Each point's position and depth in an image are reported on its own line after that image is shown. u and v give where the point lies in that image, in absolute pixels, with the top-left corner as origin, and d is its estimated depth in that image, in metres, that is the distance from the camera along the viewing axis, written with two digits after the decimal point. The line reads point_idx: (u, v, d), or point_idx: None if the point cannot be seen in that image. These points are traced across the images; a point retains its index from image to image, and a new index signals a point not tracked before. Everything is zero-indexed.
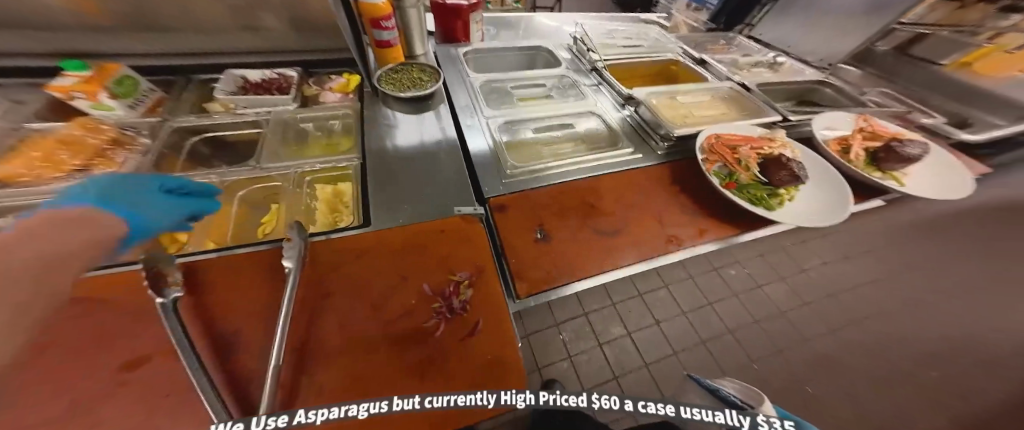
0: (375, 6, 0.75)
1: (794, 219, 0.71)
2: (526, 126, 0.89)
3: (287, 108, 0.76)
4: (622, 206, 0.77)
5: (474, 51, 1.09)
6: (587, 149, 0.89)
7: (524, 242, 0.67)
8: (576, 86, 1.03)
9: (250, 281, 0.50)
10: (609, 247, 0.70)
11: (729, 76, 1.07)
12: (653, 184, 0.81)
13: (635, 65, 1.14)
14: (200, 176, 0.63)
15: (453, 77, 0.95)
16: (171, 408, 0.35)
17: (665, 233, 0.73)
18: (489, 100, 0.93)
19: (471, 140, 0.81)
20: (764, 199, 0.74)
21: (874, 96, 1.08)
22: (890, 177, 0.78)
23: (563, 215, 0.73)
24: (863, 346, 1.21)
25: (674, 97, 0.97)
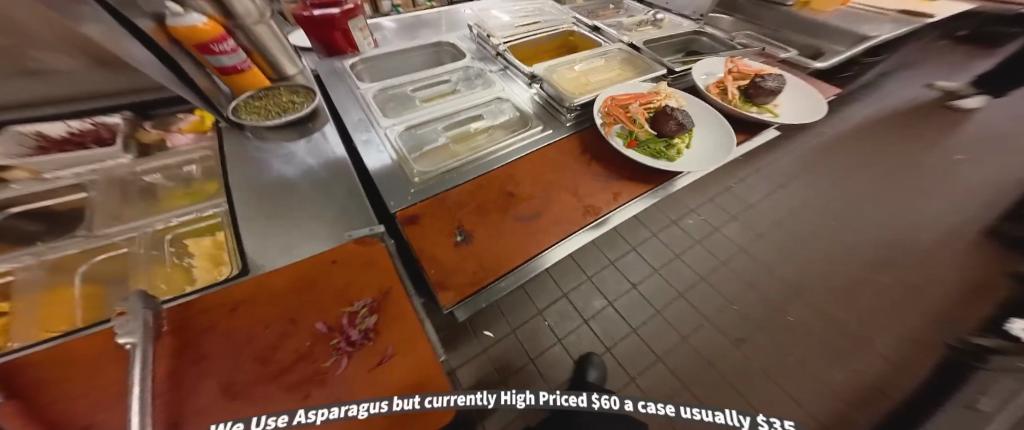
0: (196, 29, 0.57)
1: (692, 165, 0.75)
2: (433, 127, 0.83)
3: (119, 161, 0.62)
4: (540, 188, 0.75)
5: (363, 61, 0.99)
6: (499, 137, 0.85)
7: (443, 247, 0.62)
8: (482, 75, 0.99)
9: (75, 365, 0.37)
10: (531, 232, 0.68)
11: (620, 38, 1.13)
12: (566, 159, 0.81)
13: (537, 41, 1.16)
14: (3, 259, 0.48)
15: (342, 91, 0.86)
16: None
17: (583, 204, 0.73)
18: (386, 109, 0.85)
19: (370, 156, 0.73)
20: (663, 151, 0.77)
21: (743, 39, 1.19)
22: (765, 108, 0.85)
23: (482, 210, 0.69)
24: (707, 260, 2.01)
25: (572, 67, 1.00)
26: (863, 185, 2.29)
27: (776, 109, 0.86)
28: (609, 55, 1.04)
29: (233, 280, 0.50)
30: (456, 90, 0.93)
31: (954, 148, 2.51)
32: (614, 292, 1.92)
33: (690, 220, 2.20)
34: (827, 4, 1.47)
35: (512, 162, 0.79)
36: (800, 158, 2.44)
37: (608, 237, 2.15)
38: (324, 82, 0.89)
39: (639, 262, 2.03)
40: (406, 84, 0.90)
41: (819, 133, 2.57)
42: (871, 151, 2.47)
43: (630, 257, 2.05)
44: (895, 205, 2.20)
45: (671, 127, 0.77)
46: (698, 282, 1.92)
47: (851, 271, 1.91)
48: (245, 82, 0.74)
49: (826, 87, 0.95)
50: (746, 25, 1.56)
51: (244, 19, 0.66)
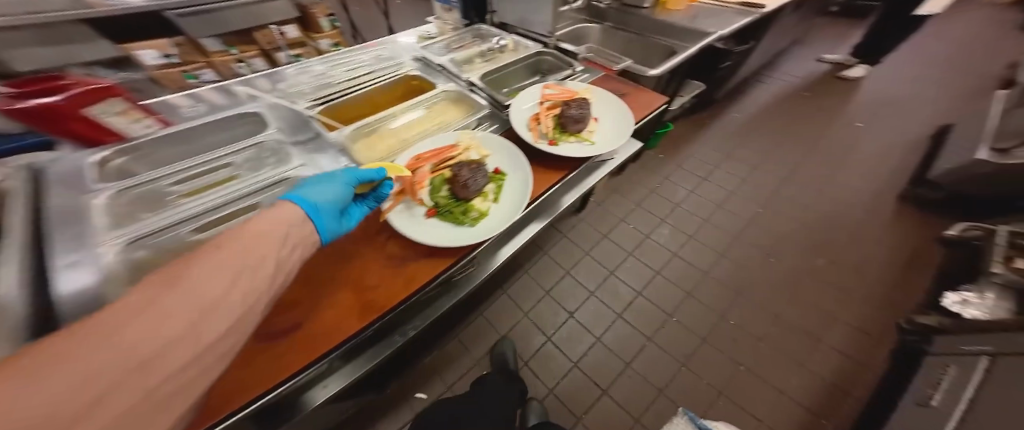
0: None
1: (492, 227, 0.66)
2: (182, 231, 0.64)
3: None
4: (310, 287, 0.58)
5: (131, 149, 0.80)
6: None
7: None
8: (279, 150, 0.80)
9: None
10: (273, 357, 0.48)
11: (456, 77, 1.01)
12: (354, 246, 0.65)
13: (368, 94, 0.98)
14: None
15: (61, 198, 0.66)
16: None
17: (363, 300, 0.57)
18: (119, 213, 0.65)
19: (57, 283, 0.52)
20: (460, 217, 0.67)
21: (586, 52, 1.16)
22: (581, 138, 0.81)
23: None
24: (646, 266, 1.91)
25: (389, 124, 0.84)
26: (780, 168, 2.33)
27: (591, 135, 0.82)
28: (434, 103, 0.92)
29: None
30: (239, 174, 0.76)
31: (855, 117, 2.64)
32: (552, 326, 1.72)
33: (623, 230, 2.06)
34: (678, 3, 1.61)
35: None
36: (719, 149, 2.46)
37: (543, 264, 1.93)
38: (41, 186, 0.68)
39: (575, 287, 1.85)
40: (158, 177, 0.73)
41: (732, 121, 2.63)
42: (781, 133, 2.55)
43: (565, 284, 1.86)
44: (812, 182, 2.24)
45: (466, 187, 0.66)
46: (643, 293, 1.82)
47: (781, 259, 1.89)
48: None
49: (651, 98, 0.96)
50: (615, 33, 1.64)
51: None
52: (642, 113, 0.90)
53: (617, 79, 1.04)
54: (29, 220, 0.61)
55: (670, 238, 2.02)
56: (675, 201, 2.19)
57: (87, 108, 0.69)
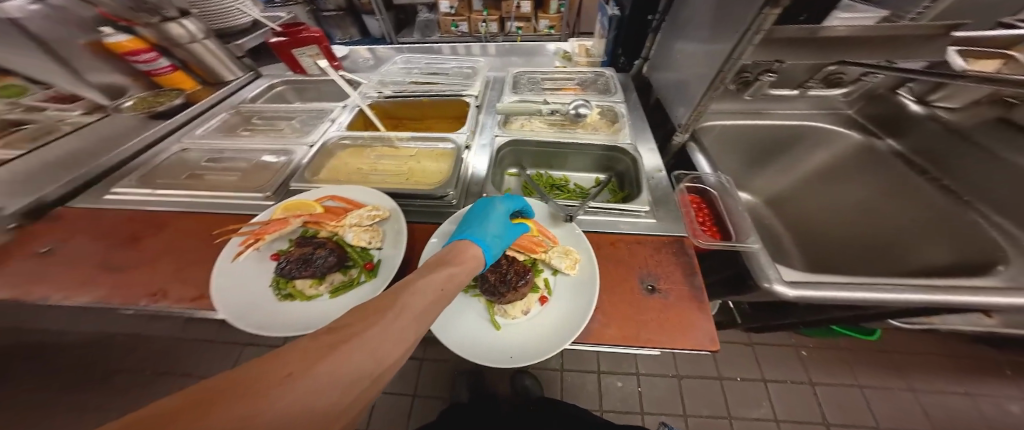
0: (117, 43, 0.84)
1: (272, 318, 0.46)
2: (208, 150, 0.80)
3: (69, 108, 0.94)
4: (158, 248, 0.57)
5: (286, 83, 1.11)
6: (231, 184, 0.73)
7: (18, 259, 0.55)
8: (319, 120, 0.89)
9: None
10: (82, 283, 0.52)
11: (489, 131, 0.82)
12: (220, 234, 0.59)
13: (418, 102, 0.93)
14: None
15: (225, 102, 0.99)
16: None
17: (158, 282, 0.52)
18: (224, 122, 0.91)
19: (154, 147, 0.80)
20: (273, 284, 0.51)
21: (701, 184, 0.67)
22: (486, 308, 0.53)
23: (92, 238, 0.58)
24: None
25: (374, 147, 0.79)
26: None
27: (501, 319, 0.51)
28: (427, 150, 0.78)
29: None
30: (287, 128, 0.89)
31: None
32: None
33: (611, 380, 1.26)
34: None
35: (175, 211, 0.64)
36: (855, 387, 1.06)
37: None
38: (226, 94, 1.03)
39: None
40: (260, 109, 0.95)
41: None
42: None
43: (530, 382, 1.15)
44: None
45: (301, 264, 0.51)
46: None
47: None
48: (168, 82, 0.97)
49: (682, 334, 0.44)
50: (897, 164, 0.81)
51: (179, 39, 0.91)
52: (616, 340, 0.45)
53: (681, 254, 0.54)
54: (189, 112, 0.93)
55: None
56: (737, 412, 1.03)
57: (293, 48, 1.02)
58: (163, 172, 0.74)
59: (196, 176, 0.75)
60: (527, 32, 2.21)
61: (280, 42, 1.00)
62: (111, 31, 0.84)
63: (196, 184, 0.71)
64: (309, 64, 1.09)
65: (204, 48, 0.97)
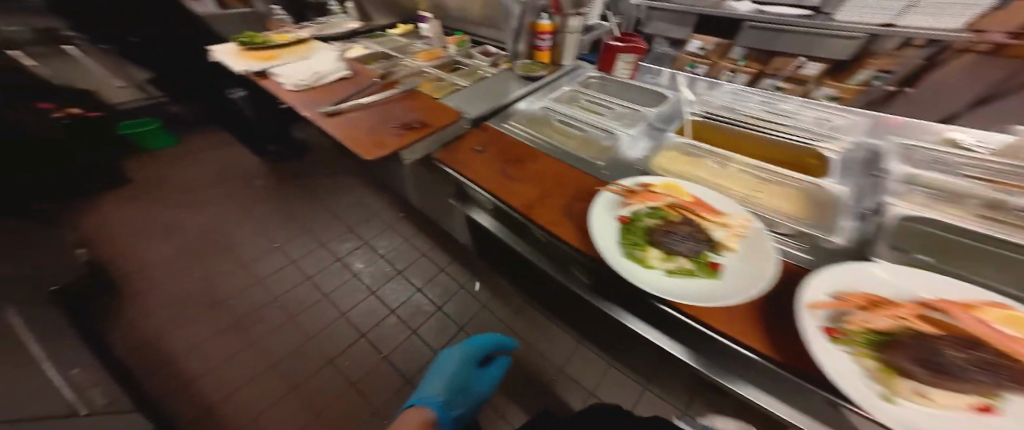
0: (542, 25, 1.34)
1: (632, 267, 0.62)
2: (561, 117, 1.14)
3: (482, 65, 1.55)
4: (533, 175, 0.90)
5: (601, 78, 1.42)
6: (568, 146, 1.02)
7: (469, 149, 0.99)
8: (639, 118, 1.08)
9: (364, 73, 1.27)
10: (496, 182, 0.88)
11: (869, 191, 0.73)
12: (569, 183, 0.86)
13: (750, 134, 0.97)
14: (434, 65, 1.52)
15: (559, 85, 1.36)
16: (346, 83, 1.19)
17: (533, 199, 0.82)
18: (562, 98, 1.26)
19: (519, 104, 1.22)
20: (629, 240, 0.67)
21: None
22: (878, 370, 0.42)
23: (499, 152, 0.98)
24: None
25: (710, 162, 0.90)
26: None
27: (911, 395, 0.39)
28: (772, 184, 0.82)
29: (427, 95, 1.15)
30: (605, 114, 1.13)
31: None
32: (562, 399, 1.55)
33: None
34: None
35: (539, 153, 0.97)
36: None
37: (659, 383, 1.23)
38: (560, 78, 1.40)
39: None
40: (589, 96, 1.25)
41: None
42: None
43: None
44: None
45: (667, 236, 0.66)
46: None
47: None
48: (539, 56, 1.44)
49: None
50: None
51: (568, 30, 1.35)
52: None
53: None
54: (538, 86, 1.34)
55: None
56: None
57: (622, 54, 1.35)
58: (528, 121, 1.12)
59: (553, 130, 1.09)
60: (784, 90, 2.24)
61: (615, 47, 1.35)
62: (544, 16, 1.33)
63: (552, 139, 1.04)
64: (620, 69, 1.41)
65: (571, 40, 1.38)
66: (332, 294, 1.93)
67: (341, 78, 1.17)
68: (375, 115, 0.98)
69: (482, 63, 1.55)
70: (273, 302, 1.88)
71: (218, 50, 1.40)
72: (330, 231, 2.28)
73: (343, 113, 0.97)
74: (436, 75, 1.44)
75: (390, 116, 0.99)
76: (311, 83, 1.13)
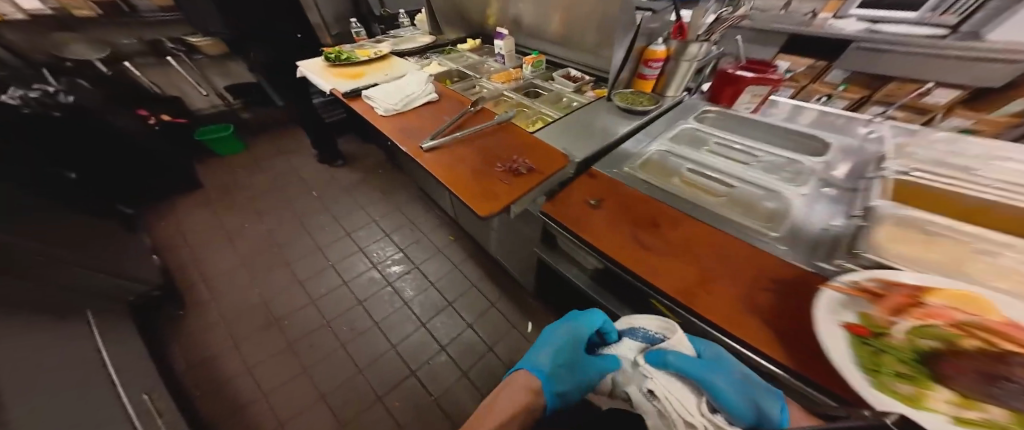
0: (654, 52, 1.15)
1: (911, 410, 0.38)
2: (689, 163, 0.94)
3: (566, 89, 1.34)
4: (678, 244, 0.72)
5: (718, 112, 1.22)
6: (712, 203, 0.81)
7: (580, 201, 0.84)
8: (801, 173, 0.85)
9: (451, 98, 1.15)
10: (625, 249, 0.72)
11: None
12: (738, 265, 0.66)
13: (1005, 206, 0.65)
14: (510, 89, 1.33)
15: (672, 118, 1.16)
16: (435, 111, 1.07)
17: (688, 285, 0.64)
18: (679, 137, 1.06)
19: (628, 143, 1.02)
20: (883, 368, 0.44)
21: None
22: None
23: (623, 208, 0.81)
24: None
25: (964, 242, 0.60)
26: None
27: None
28: None
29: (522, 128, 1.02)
30: (748, 164, 0.91)
31: None
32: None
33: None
34: None
35: (679, 211, 0.79)
36: None
37: None
38: (670, 110, 1.21)
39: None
40: (716, 135, 1.04)
41: None
42: None
43: None
44: None
45: (981, 375, 0.39)
46: None
47: None
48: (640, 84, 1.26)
49: None
50: None
51: (683, 56, 1.13)
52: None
53: None
54: (648, 120, 1.15)
55: None
56: None
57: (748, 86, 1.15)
58: (645, 165, 0.95)
59: (683, 180, 0.91)
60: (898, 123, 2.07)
61: (741, 77, 1.17)
62: (660, 42, 1.15)
63: (690, 193, 0.85)
64: (742, 101, 1.23)
65: (684, 69, 1.16)
66: (382, 322, 1.81)
67: (435, 109, 1.08)
68: (473, 157, 0.88)
69: (565, 88, 1.35)
70: (325, 326, 1.79)
71: (306, 66, 1.39)
72: (385, 246, 2.23)
73: (438, 154, 0.87)
74: (518, 102, 1.27)
75: (489, 160, 0.87)
76: (400, 108, 1.05)
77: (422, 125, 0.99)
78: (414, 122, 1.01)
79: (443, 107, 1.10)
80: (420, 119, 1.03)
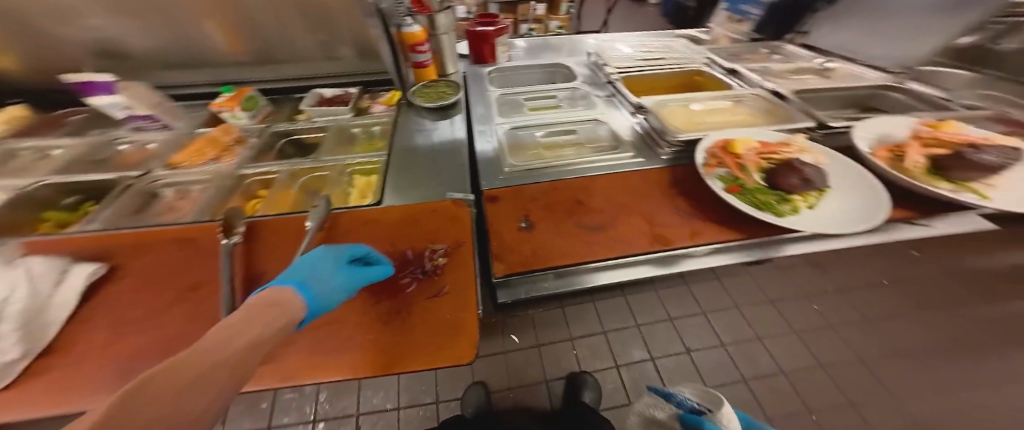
0: (412, 34, 0.96)
1: (810, 224, 0.61)
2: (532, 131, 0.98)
3: (344, 117, 0.97)
4: (611, 206, 0.76)
5: (497, 70, 1.30)
6: (590, 153, 0.91)
7: (512, 235, 0.71)
8: (586, 97, 1.13)
9: (166, 246, 0.60)
10: (592, 242, 0.69)
11: (762, 85, 1.02)
12: (651, 188, 0.78)
13: (655, 76, 1.18)
14: (276, 166, 0.83)
15: (477, 93, 1.12)
16: (148, 294, 0.51)
17: (652, 232, 0.69)
18: (501, 110, 1.07)
19: (479, 145, 0.92)
20: (772, 205, 0.65)
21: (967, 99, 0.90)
22: (961, 188, 0.61)
23: (551, 209, 0.76)
24: (825, 343, 1.50)
25: (689, 105, 0.95)
26: None
27: (987, 191, 0.61)
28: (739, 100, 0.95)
29: (364, 206, 0.68)
30: (560, 105, 1.11)
31: None
32: (661, 350, 1.61)
33: (727, 313, 1.67)
34: None
35: (585, 179, 0.82)
36: None
37: (677, 292, 1.74)
38: (468, 85, 1.16)
39: (704, 330, 1.64)
40: (523, 94, 1.12)
41: None
42: None
43: (697, 321, 1.67)
44: None
45: (800, 183, 0.65)
46: (797, 357, 1.51)
47: None
48: (422, 75, 1.07)
49: None
50: None
51: (438, 29, 1.04)
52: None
53: None
54: (466, 108, 1.06)
55: (828, 349, 1.48)
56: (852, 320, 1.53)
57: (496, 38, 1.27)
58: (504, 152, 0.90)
59: (543, 150, 0.93)
60: (542, 32, 3.25)
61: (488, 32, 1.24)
62: (410, 21, 0.95)
63: (564, 155, 0.92)
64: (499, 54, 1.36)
65: (446, 43, 1.08)
66: None
67: (147, 293, 0.52)
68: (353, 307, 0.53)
69: (339, 116, 0.98)
70: None
71: None
72: None
73: (292, 356, 0.47)
74: (290, 170, 0.84)
75: (380, 290, 0.56)
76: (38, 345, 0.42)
77: (161, 345, 0.44)
78: (112, 357, 0.43)
79: (169, 270, 0.56)
80: (131, 328, 0.46)
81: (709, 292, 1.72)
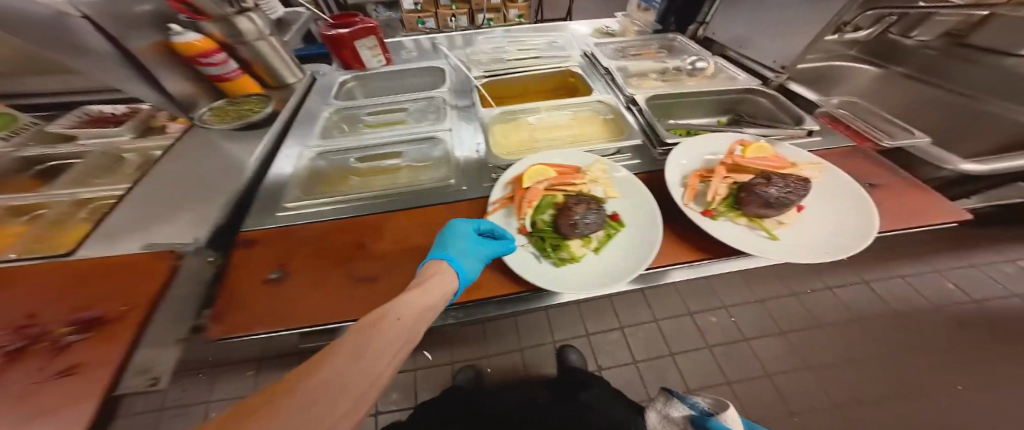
0: (191, 44, 0.78)
1: (576, 282, 0.50)
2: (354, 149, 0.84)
3: (121, 138, 0.84)
4: (398, 246, 0.61)
5: (358, 78, 1.10)
6: (409, 179, 0.79)
7: (248, 285, 0.53)
8: (439, 109, 0.96)
9: None
10: (355, 298, 0.51)
11: (623, 90, 0.91)
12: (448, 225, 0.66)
13: (524, 79, 1.05)
14: None
15: (315, 103, 0.98)
16: None
17: None
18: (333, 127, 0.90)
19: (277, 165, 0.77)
20: (548, 251, 0.57)
21: (831, 107, 0.78)
22: (755, 225, 0.54)
23: (320, 253, 0.59)
24: (744, 356, 1.37)
25: (526, 117, 0.87)
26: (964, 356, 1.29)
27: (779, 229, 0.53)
28: (579, 112, 0.86)
29: (37, 259, 0.53)
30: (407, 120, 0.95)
31: None
32: None
33: (646, 328, 1.52)
34: None
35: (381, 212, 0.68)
36: (857, 282, 1.47)
37: (598, 305, 1.64)
38: (312, 92, 1.02)
39: (620, 346, 1.48)
40: (366, 106, 0.96)
41: None
42: None
43: (613, 337, 1.52)
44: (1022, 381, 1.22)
45: (577, 225, 0.54)
46: (716, 372, 1.35)
47: None
48: (228, 87, 0.92)
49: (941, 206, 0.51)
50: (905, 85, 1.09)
51: (247, 36, 0.86)
52: (896, 225, 0.50)
53: (891, 164, 0.60)
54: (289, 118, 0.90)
55: (745, 363, 1.35)
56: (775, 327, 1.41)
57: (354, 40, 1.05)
58: (301, 178, 0.75)
59: (360, 175, 0.81)
60: (496, 22, 3.09)
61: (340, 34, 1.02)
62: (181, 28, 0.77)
63: (382, 180, 0.79)
64: (368, 58, 1.12)
65: (268, 47, 0.92)
66: None
67: None
68: None
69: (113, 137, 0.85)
70: None
71: None
72: None
73: None
74: (7, 206, 0.68)
75: None
76: None
77: None
78: None
79: None
80: None
81: (631, 303, 1.61)
